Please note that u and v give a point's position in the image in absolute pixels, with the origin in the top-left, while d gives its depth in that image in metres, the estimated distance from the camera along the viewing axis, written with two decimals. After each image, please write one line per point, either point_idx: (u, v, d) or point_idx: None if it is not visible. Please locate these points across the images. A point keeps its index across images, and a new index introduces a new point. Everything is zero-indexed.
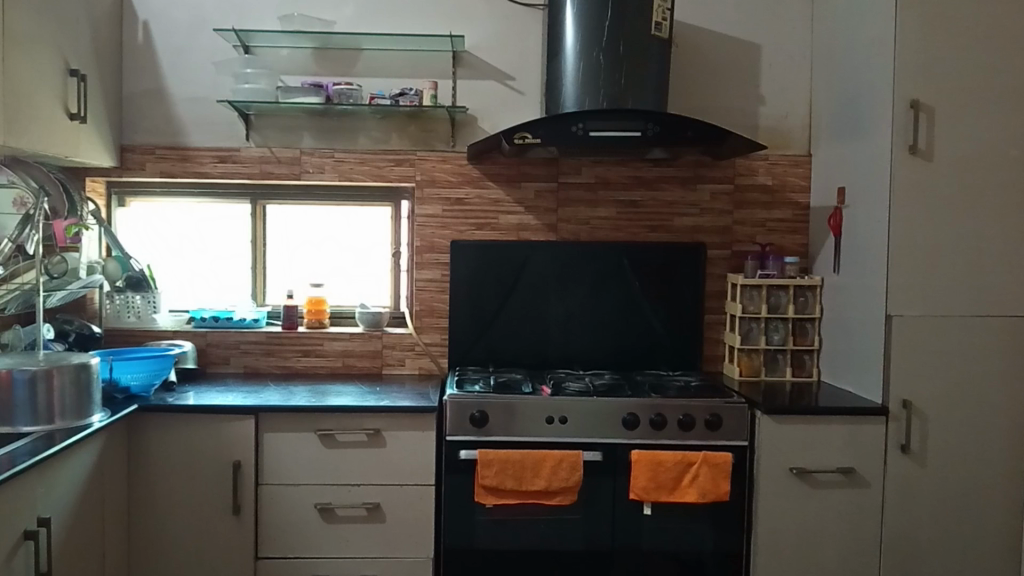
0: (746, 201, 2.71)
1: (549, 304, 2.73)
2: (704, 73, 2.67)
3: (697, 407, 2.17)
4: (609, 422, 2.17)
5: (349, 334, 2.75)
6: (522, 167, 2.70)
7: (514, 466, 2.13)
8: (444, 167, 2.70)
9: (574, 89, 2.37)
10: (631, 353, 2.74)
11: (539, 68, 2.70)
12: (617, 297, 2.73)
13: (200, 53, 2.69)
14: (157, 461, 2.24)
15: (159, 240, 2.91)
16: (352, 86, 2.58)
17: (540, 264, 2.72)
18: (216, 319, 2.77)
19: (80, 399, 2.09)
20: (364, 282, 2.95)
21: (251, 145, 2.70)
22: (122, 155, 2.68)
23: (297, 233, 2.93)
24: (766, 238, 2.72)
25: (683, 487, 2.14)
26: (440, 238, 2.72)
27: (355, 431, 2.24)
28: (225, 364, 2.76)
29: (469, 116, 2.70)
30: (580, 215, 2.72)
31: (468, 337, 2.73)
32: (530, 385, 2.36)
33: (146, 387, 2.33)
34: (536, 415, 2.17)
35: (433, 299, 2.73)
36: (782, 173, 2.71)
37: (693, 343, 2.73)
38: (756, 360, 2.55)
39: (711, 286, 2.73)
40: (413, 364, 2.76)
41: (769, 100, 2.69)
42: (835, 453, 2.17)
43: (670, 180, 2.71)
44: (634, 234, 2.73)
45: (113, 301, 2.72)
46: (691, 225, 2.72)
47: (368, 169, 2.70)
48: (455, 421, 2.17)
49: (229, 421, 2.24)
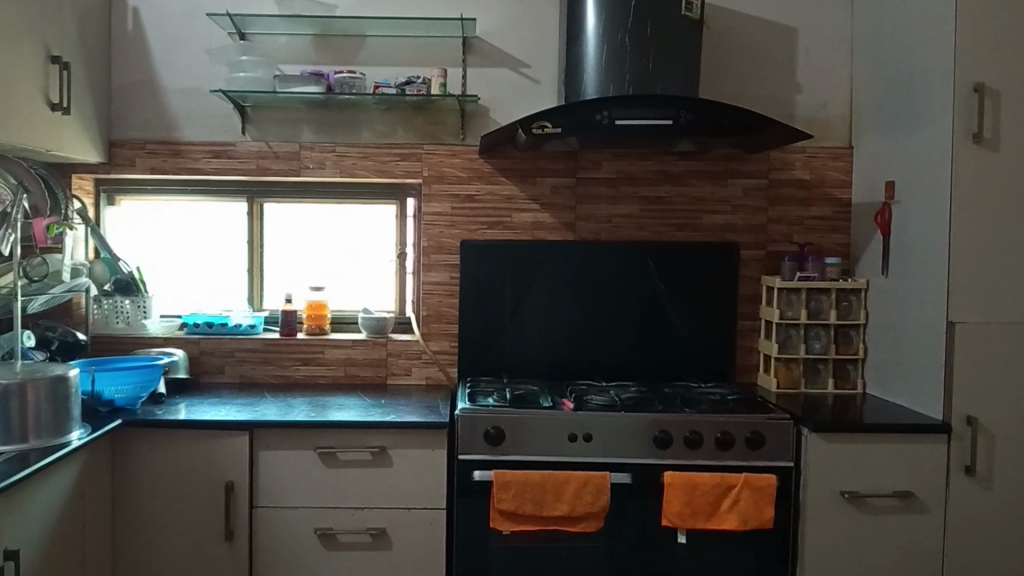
0: (781, 198, 2.52)
1: (565, 309, 2.54)
2: (736, 59, 2.48)
3: (736, 424, 2.02)
4: (638, 439, 2.02)
5: (351, 341, 2.56)
6: (539, 161, 2.51)
7: (535, 489, 1.96)
8: (453, 162, 2.51)
9: (596, 75, 2.20)
10: (657, 362, 2.54)
11: (556, 54, 2.51)
12: (639, 301, 2.54)
13: (193, 41, 2.50)
14: (144, 483, 2.06)
15: (151, 242, 2.73)
16: (355, 75, 2.38)
17: (555, 266, 2.53)
18: (210, 324, 2.59)
19: (58, 415, 1.90)
20: (368, 286, 2.76)
21: (246, 139, 2.51)
22: (110, 150, 2.49)
23: (297, 233, 2.74)
24: (804, 237, 2.53)
25: (722, 513, 1.98)
26: (449, 238, 2.53)
27: (359, 449, 2.05)
28: (219, 374, 2.57)
29: (482, 106, 2.51)
30: (601, 213, 2.52)
31: (480, 346, 2.54)
32: (550, 398, 2.16)
33: (132, 400, 2.14)
34: (558, 432, 2.01)
35: (441, 303, 2.54)
36: (821, 167, 2.51)
37: (724, 350, 2.54)
38: (795, 371, 2.37)
39: (743, 290, 2.54)
40: (420, 374, 2.57)
41: (807, 88, 2.49)
42: (890, 477, 2.02)
43: (698, 175, 2.52)
44: (659, 233, 2.53)
45: (102, 307, 2.52)
46: (721, 223, 2.53)
47: (372, 164, 2.51)
48: (465, 438, 2.01)
49: (223, 437, 2.04)
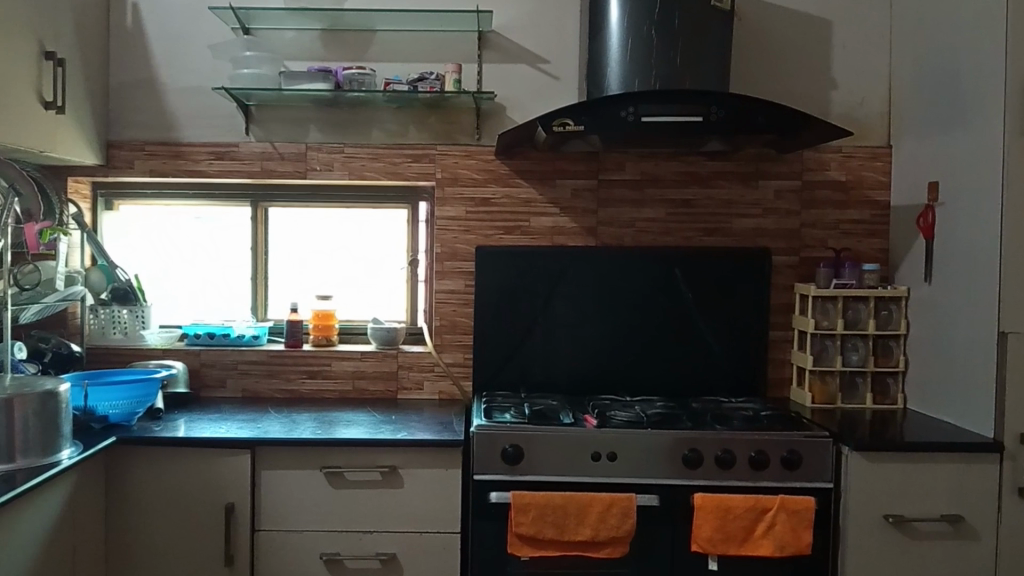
0: (816, 201, 2.39)
1: (588, 320, 2.41)
2: (768, 54, 2.36)
3: (773, 443, 1.88)
4: (667, 458, 1.88)
5: (360, 353, 2.43)
6: (559, 163, 2.39)
7: (556, 511, 1.84)
8: (468, 163, 2.38)
9: (620, 71, 2.09)
10: (684, 376, 2.41)
11: (578, 49, 2.38)
12: (667, 311, 2.41)
13: (194, 36, 2.38)
14: (139, 505, 1.93)
15: (152, 249, 2.62)
16: (365, 71, 2.26)
17: (577, 274, 2.40)
18: (211, 335, 2.47)
19: (45, 435, 1.73)
20: (377, 294, 2.63)
21: (250, 139, 2.39)
22: (108, 152, 2.37)
23: (304, 239, 2.62)
24: (840, 242, 2.40)
25: (756, 539, 1.85)
26: (463, 244, 2.40)
27: (368, 469, 1.91)
28: (221, 387, 2.45)
29: (499, 104, 2.38)
30: (624, 217, 2.40)
31: (497, 358, 2.41)
32: (571, 414, 2.03)
33: (128, 415, 2.00)
34: (581, 450, 1.88)
35: (455, 313, 2.42)
36: (858, 167, 2.38)
37: (756, 363, 2.41)
38: (831, 385, 2.25)
39: (776, 298, 2.41)
40: (432, 388, 2.45)
41: (842, 85, 2.37)
42: (938, 500, 1.88)
43: (727, 176, 2.39)
44: (686, 238, 2.41)
45: (98, 316, 2.41)
46: (752, 227, 2.40)
47: (383, 165, 2.39)
48: (482, 458, 1.88)
49: (224, 454, 1.91)
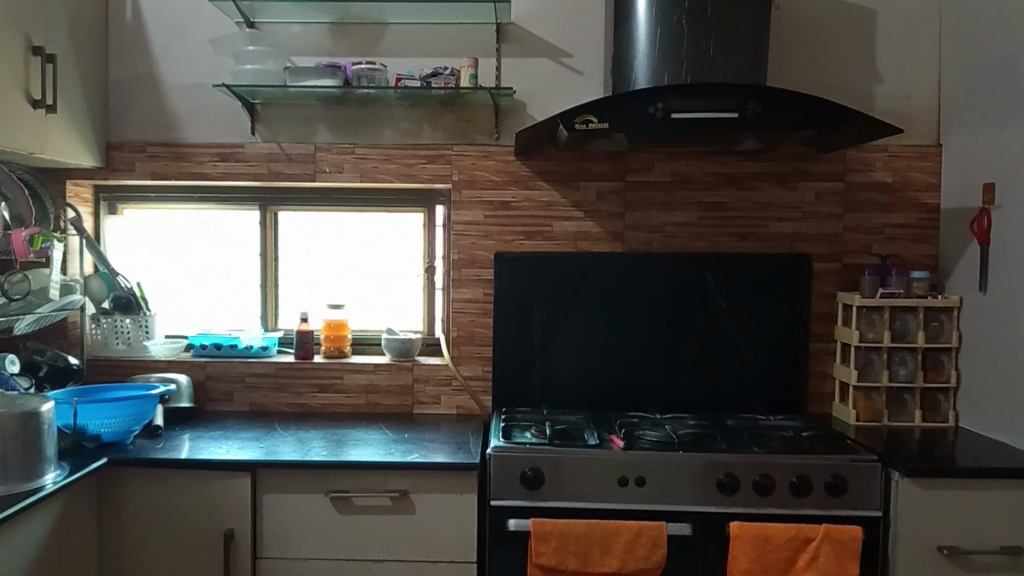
0: (860, 203, 2.25)
1: (613, 328, 2.27)
2: (808, 47, 2.23)
3: (814, 467, 1.74)
4: (700, 483, 1.75)
5: (374, 365, 2.30)
6: (583, 163, 2.25)
7: (579, 541, 1.70)
8: (486, 164, 2.25)
9: (649, 64, 1.96)
10: (717, 391, 2.27)
11: (601, 42, 2.24)
12: (697, 319, 2.27)
13: (196, 30, 2.25)
14: (132, 531, 1.80)
15: (156, 256, 2.50)
16: (375, 66, 2.13)
17: (602, 282, 2.26)
18: (218, 346, 2.34)
19: (27, 459, 1.58)
20: (392, 303, 2.50)
21: (257, 140, 2.26)
22: (108, 154, 2.25)
23: (314, 245, 2.49)
24: (885, 247, 2.26)
25: (798, 570, 1.71)
26: (481, 250, 2.27)
27: (377, 494, 1.77)
28: (228, 402, 2.32)
29: (517, 101, 2.24)
30: (653, 221, 2.26)
31: (516, 372, 2.27)
32: (595, 434, 1.89)
33: (121, 434, 1.86)
34: (607, 474, 1.74)
35: (473, 323, 2.29)
36: (905, 167, 2.25)
37: (792, 374, 2.27)
38: (877, 402, 2.13)
39: (816, 308, 2.27)
40: (450, 403, 2.31)
41: (887, 78, 2.24)
42: (998, 530, 1.73)
43: (764, 177, 2.25)
44: (719, 244, 2.27)
45: (101, 326, 2.29)
46: (791, 232, 2.26)
47: (396, 167, 2.26)
48: (500, 482, 1.75)
49: (221, 477, 1.78)
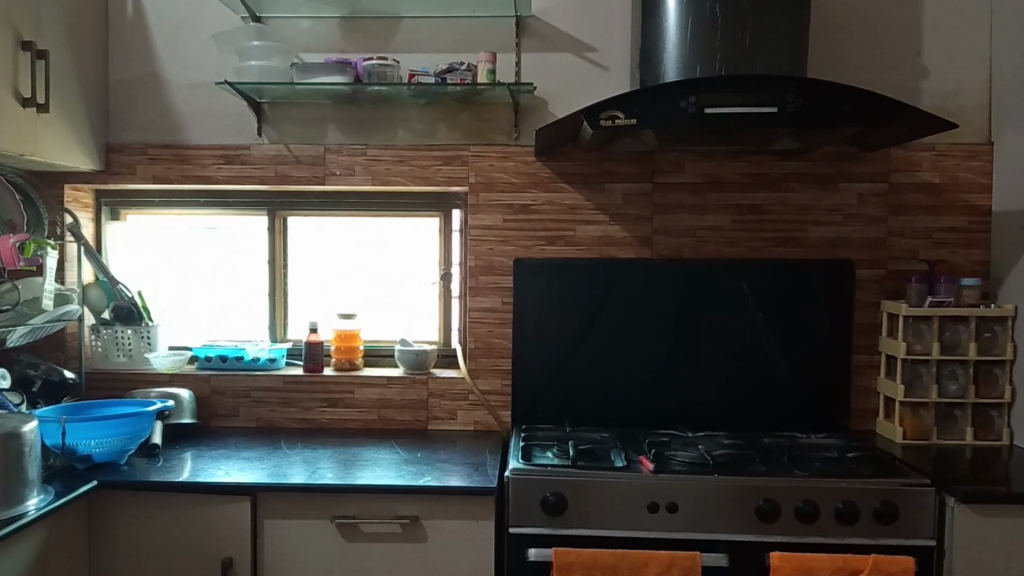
0: (904, 205, 2.11)
1: (641, 339, 2.14)
2: (849, 41, 2.10)
3: (862, 492, 1.61)
4: (737, 509, 1.61)
5: (387, 379, 2.17)
6: (608, 164, 2.11)
7: (606, 572, 1.56)
8: (505, 165, 2.12)
9: (682, 57, 1.83)
10: (750, 407, 2.14)
11: (627, 35, 2.10)
12: (731, 328, 2.13)
13: (199, 26, 2.14)
14: (126, 560, 1.68)
15: (159, 264, 2.38)
16: (386, 62, 1.99)
17: (628, 291, 2.13)
18: (223, 358, 2.22)
19: (7, 483, 1.45)
20: (406, 313, 2.38)
21: (263, 141, 2.14)
22: (108, 156, 2.14)
23: (325, 251, 2.37)
24: (932, 253, 2.12)
25: None
26: (500, 256, 2.14)
27: (386, 520, 1.65)
28: (233, 417, 2.20)
29: (538, 99, 2.12)
30: (683, 225, 2.13)
31: (537, 386, 2.14)
32: (623, 455, 1.75)
33: (114, 455, 1.74)
34: (636, 500, 1.61)
35: (492, 333, 2.16)
36: (953, 168, 2.10)
37: (831, 389, 2.13)
38: (925, 419, 2.00)
39: (857, 317, 2.13)
40: (467, 419, 2.18)
41: (933, 73, 2.10)
42: None
43: (802, 178, 2.11)
44: (753, 250, 2.13)
45: (101, 337, 2.17)
46: (831, 236, 2.12)
47: (410, 169, 2.13)
48: (519, 507, 1.62)
49: (218, 502, 1.65)
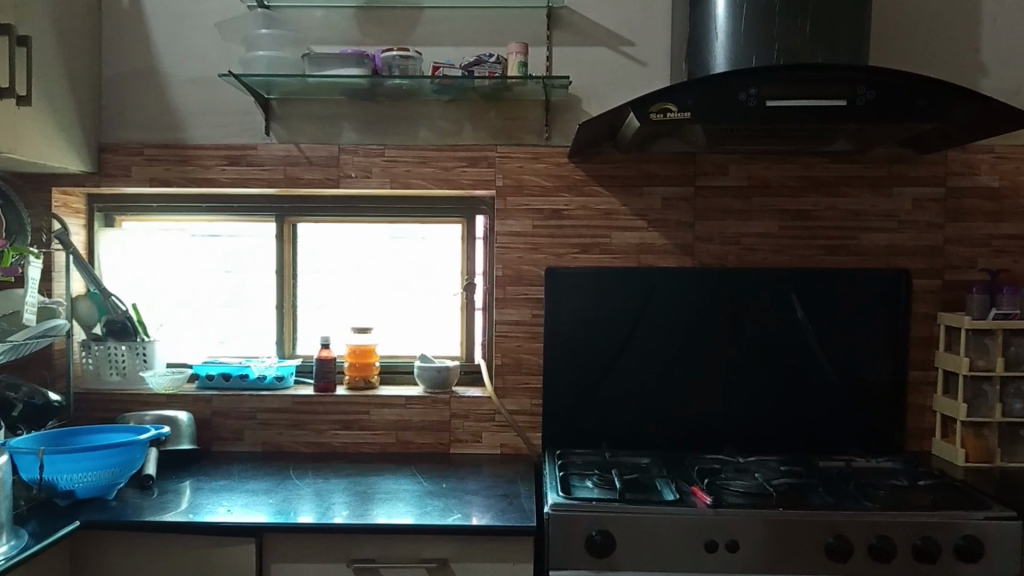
0: (964, 210, 1.94)
1: (683, 353, 1.96)
2: (905, 34, 1.93)
3: (942, 527, 1.44)
4: (804, 548, 1.44)
5: (405, 399, 2.00)
6: (646, 165, 1.95)
7: None
8: (534, 167, 1.95)
9: (732, 47, 1.66)
10: (800, 428, 1.96)
11: (667, 26, 1.94)
12: (780, 342, 1.96)
13: (203, 16, 1.97)
14: None
15: (159, 274, 2.21)
16: (408, 53, 1.82)
17: (667, 302, 1.96)
18: (226, 377, 2.06)
19: None
20: (425, 326, 2.21)
21: (272, 141, 1.97)
22: (103, 158, 1.97)
23: (338, 260, 2.20)
24: (992, 262, 1.95)
25: None
26: (529, 266, 1.97)
27: (411, 564, 1.47)
28: (238, 441, 2.03)
29: (571, 95, 1.95)
30: (727, 231, 1.96)
31: (569, 406, 1.97)
32: (673, 486, 1.58)
33: (100, 489, 1.57)
34: (689, 538, 1.44)
35: (520, 349, 1.99)
36: (1016, 170, 1.93)
37: (889, 407, 1.96)
38: (990, 440, 1.83)
39: (914, 331, 1.96)
40: (492, 441, 2.01)
41: (994, 67, 1.93)
42: None
43: (854, 181, 1.94)
44: (802, 258, 1.96)
45: (93, 353, 2.01)
46: (886, 243, 1.95)
47: (431, 171, 1.96)
48: (561, 548, 1.44)
49: (220, 542, 1.48)
